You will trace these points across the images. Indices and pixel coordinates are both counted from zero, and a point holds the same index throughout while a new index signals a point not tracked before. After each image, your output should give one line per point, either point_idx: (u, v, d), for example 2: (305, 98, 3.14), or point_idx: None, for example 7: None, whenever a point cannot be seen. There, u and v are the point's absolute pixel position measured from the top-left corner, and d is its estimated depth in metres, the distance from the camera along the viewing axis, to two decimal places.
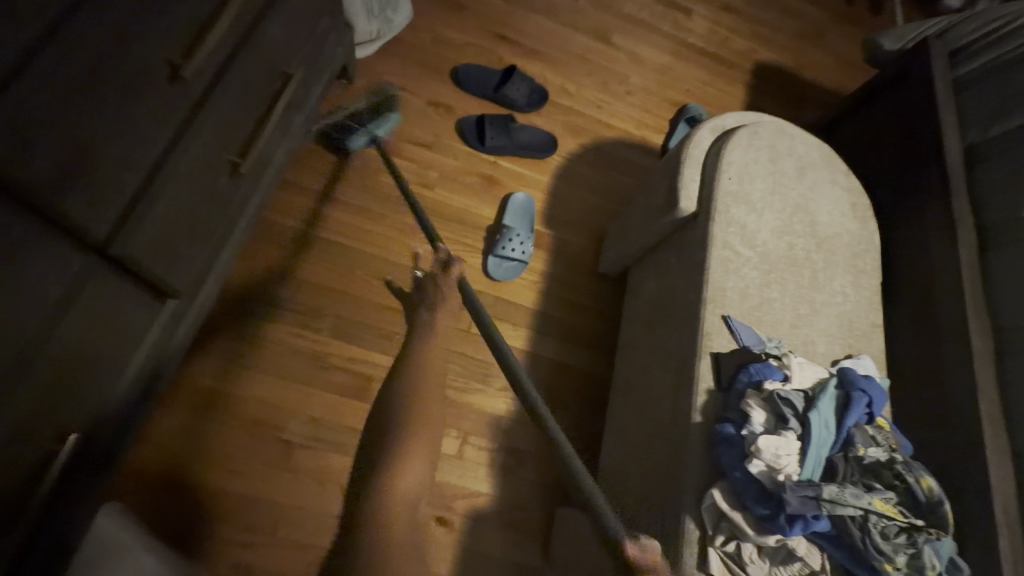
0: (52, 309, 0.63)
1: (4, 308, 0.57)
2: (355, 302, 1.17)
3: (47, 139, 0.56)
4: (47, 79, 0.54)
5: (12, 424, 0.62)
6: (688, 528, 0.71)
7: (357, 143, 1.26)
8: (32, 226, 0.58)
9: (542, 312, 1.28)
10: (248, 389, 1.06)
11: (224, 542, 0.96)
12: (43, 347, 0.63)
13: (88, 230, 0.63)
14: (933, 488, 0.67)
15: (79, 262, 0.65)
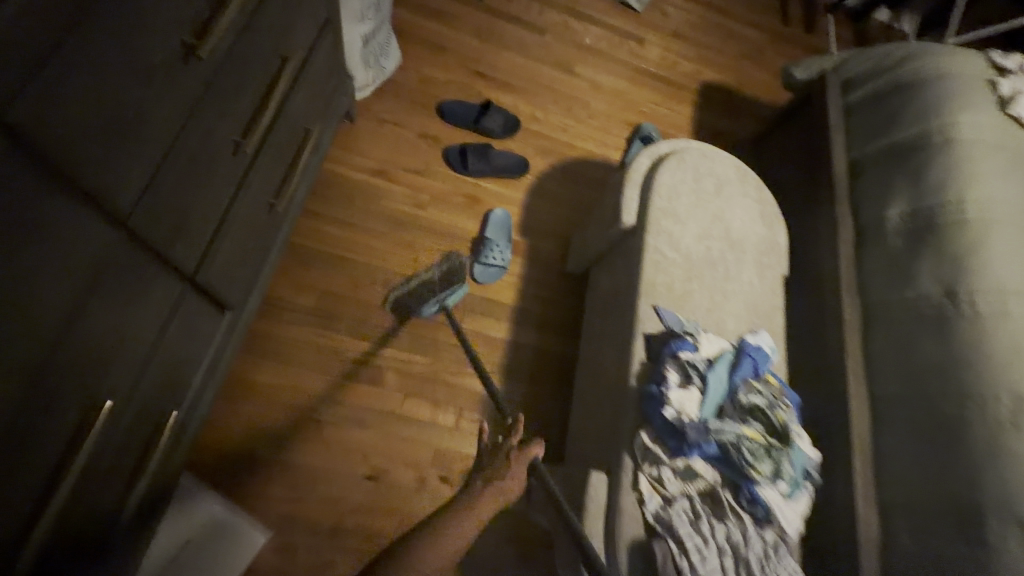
0: (163, 323, 0.87)
1: (142, 326, 0.81)
2: (365, 306, 1.43)
3: (178, 210, 0.80)
4: (178, 170, 0.77)
5: (140, 407, 0.88)
6: (625, 460, 0.99)
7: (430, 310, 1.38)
8: (162, 270, 0.82)
9: (520, 307, 1.55)
10: (284, 380, 1.31)
11: (273, 499, 1.22)
12: (158, 351, 0.88)
13: (187, 266, 0.88)
14: (787, 419, 0.95)
15: (180, 289, 0.90)
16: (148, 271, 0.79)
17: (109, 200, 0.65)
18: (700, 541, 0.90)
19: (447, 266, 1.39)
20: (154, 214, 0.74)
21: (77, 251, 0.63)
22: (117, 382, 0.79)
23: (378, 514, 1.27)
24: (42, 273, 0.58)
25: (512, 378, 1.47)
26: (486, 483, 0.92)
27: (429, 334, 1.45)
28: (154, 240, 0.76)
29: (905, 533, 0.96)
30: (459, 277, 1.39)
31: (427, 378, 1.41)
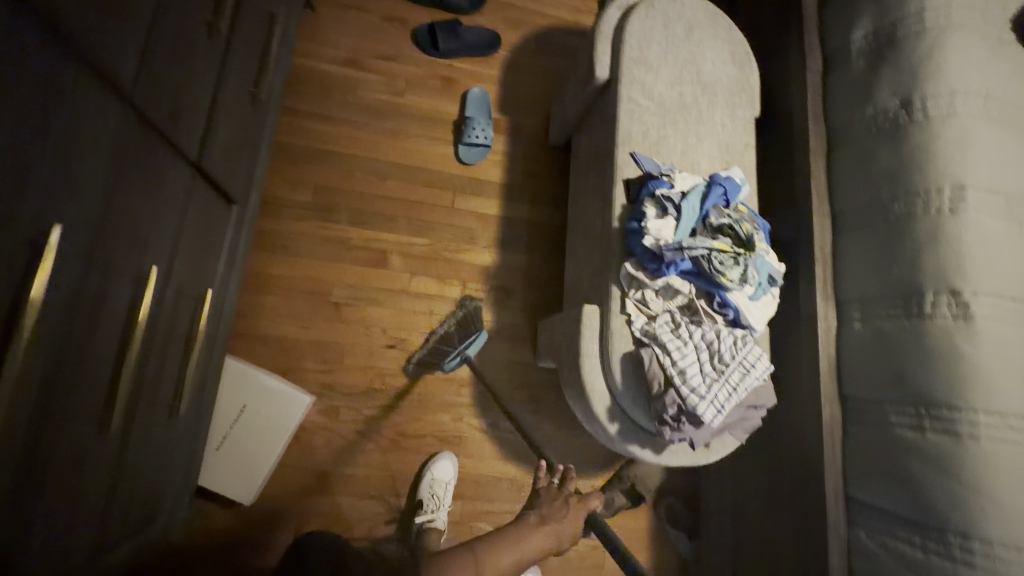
0: (182, 207, 0.96)
1: (165, 206, 0.90)
2: (360, 197, 1.50)
3: (172, 94, 0.86)
4: (164, 51, 0.82)
5: (182, 284, 0.99)
6: (612, 290, 1.12)
7: (453, 363, 1.40)
8: (171, 154, 0.89)
9: (507, 183, 1.62)
10: (298, 271, 1.42)
11: (309, 372, 1.38)
12: (184, 233, 0.98)
13: (190, 152, 0.95)
14: (750, 230, 1.07)
15: (190, 175, 0.97)
16: (163, 154, 0.86)
17: (118, 75, 0.71)
18: (680, 342, 1.05)
19: (461, 313, 1.45)
20: (152, 94, 0.80)
21: (107, 125, 0.71)
22: (158, 258, 0.89)
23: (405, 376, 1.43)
24: (86, 140, 0.67)
25: (509, 250, 1.58)
26: (543, 519, 1.09)
27: (425, 217, 1.54)
28: (159, 122, 0.83)
29: (858, 320, 1.12)
30: (475, 323, 1.44)
31: (428, 257, 1.51)
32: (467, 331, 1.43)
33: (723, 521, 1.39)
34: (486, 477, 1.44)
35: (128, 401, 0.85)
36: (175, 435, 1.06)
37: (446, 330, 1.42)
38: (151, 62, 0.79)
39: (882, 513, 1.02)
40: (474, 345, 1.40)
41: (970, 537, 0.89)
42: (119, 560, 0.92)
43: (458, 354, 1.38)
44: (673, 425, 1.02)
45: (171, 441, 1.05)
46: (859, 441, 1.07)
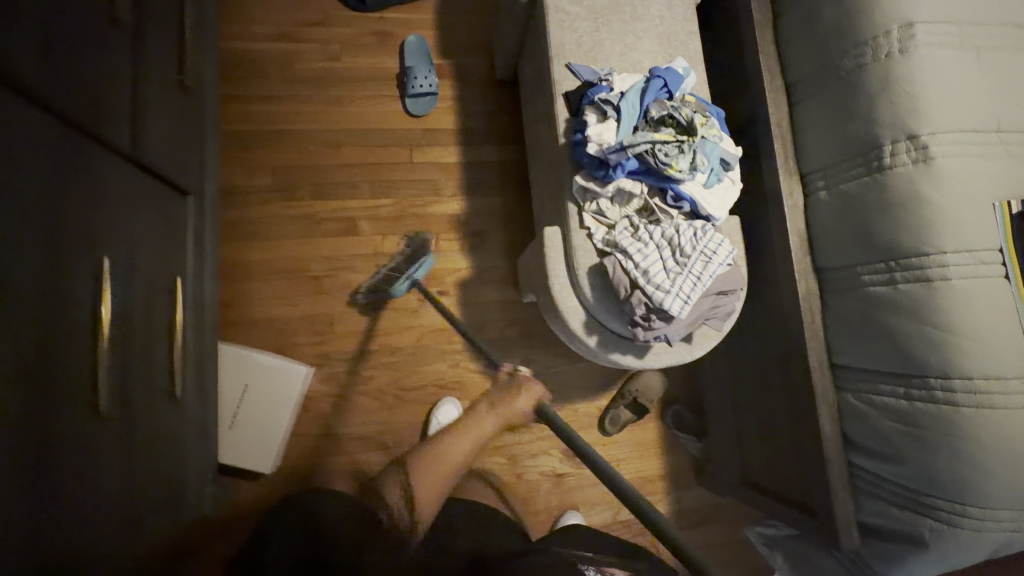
0: (134, 202, 0.99)
1: (115, 203, 0.93)
2: (318, 169, 1.51)
3: (86, 91, 0.87)
4: (64, 50, 0.82)
5: (155, 277, 1.04)
6: (569, 207, 1.12)
7: (401, 288, 1.44)
8: (105, 152, 0.92)
9: (462, 128, 1.60)
10: (274, 253, 1.46)
11: (304, 346, 1.44)
12: (143, 229, 1.01)
13: (125, 148, 0.97)
14: (692, 115, 1.03)
15: (133, 170, 1.00)
16: (95, 153, 0.88)
17: (15, 75, 0.72)
18: (641, 244, 1.05)
19: (409, 248, 1.49)
20: (61, 93, 0.81)
21: (20, 126, 0.72)
22: (121, 255, 0.93)
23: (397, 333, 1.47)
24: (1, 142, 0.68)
25: (475, 194, 1.58)
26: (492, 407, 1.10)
27: (386, 177, 1.54)
28: (78, 122, 0.84)
29: (823, 189, 1.08)
30: (423, 253, 1.48)
31: (396, 216, 1.53)
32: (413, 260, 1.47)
33: (726, 416, 1.42)
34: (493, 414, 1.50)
35: (121, 390, 0.90)
36: (184, 418, 1.12)
37: (393, 262, 1.47)
38: (52, 62, 0.79)
39: (866, 372, 1.02)
40: (421, 269, 1.45)
41: (950, 377, 0.89)
42: (160, 528, 1.00)
43: (406, 278, 1.44)
44: (645, 325, 1.02)
45: (184, 423, 1.11)
46: (837, 308, 1.06)
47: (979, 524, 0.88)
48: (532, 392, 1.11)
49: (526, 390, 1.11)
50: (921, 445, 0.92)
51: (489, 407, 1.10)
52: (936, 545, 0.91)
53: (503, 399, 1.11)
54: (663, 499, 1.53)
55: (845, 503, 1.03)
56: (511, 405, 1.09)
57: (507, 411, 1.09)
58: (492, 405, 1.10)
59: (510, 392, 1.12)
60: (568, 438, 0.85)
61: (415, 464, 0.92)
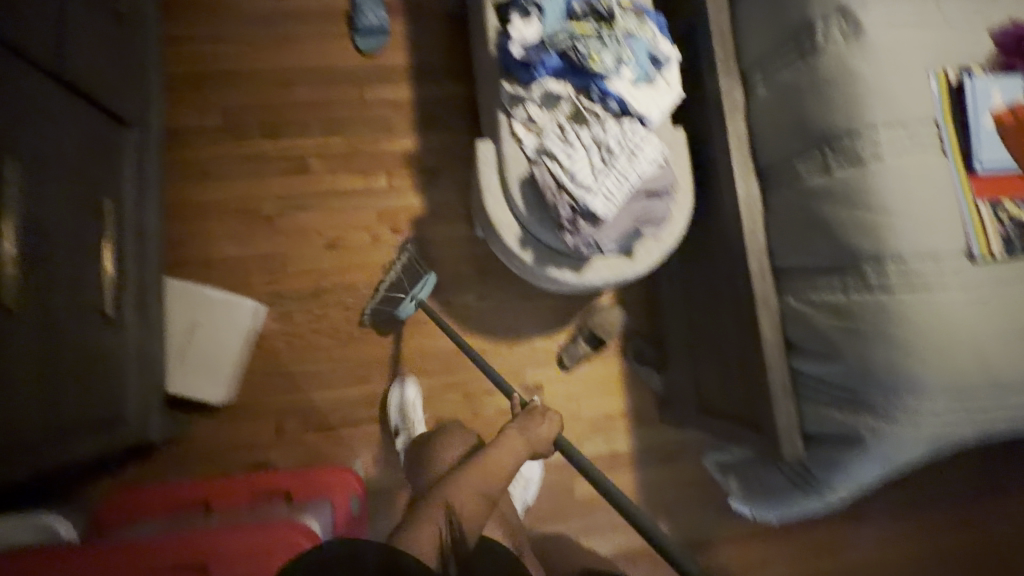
0: (61, 119, 0.99)
1: (36, 114, 0.93)
2: (267, 109, 1.50)
3: None
4: None
5: (88, 197, 1.04)
6: (498, 116, 1.07)
7: (408, 310, 1.38)
8: (22, 64, 0.91)
9: (414, 65, 1.57)
10: (225, 192, 1.46)
11: (255, 284, 1.43)
12: (73, 148, 1.01)
13: (48, 64, 0.97)
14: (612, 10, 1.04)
15: (60, 90, 1.00)
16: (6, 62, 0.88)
17: None
18: (569, 147, 1.01)
19: (405, 258, 1.46)
20: None
21: None
22: (46, 166, 0.93)
23: (381, 318, 1.45)
24: None
25: (428, 131, 1.55)
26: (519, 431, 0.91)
27: (337, 115, 1.52)
28: None
29: (762, 85, 1.02)
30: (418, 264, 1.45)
31: (348, 154, 1.51)
32: (413, 272, 1.44)
33: (683, 345, 1.38)
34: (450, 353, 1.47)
35: (47, 297, 0.89)
36: (118, 344, 1.09)
37: (393, 276, 1.43)
38: None
39: (806, 271, 0.96)
40: (425, 288, 1.37)
41: (884, 262, 0.84)
42: (81, 449, 0.98)
43: (411, 299, 1.37)
44: (573, 230, 1.00)
45: (118, 350, 1.09)
46: (778, 208, 1.00)
47: (915, 415, 0.83)
48: (552, 419, 0.94)
49: (545, 417, 0.93)
50: (857, 338, 0.86)
51: (515, 429, 0.91)
52: (874, 442, 0.86)
53: (530, 422, 0.92)
54: (625, 436, 1.50)
55: (787, 411, 0.98)
56: (537, 430, 0.91)
57: (533, 439, 0.90)
58: (520, 427, 0.91)
59: (536, 416, 0.94)
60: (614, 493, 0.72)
61: (456, 491, 0.82)
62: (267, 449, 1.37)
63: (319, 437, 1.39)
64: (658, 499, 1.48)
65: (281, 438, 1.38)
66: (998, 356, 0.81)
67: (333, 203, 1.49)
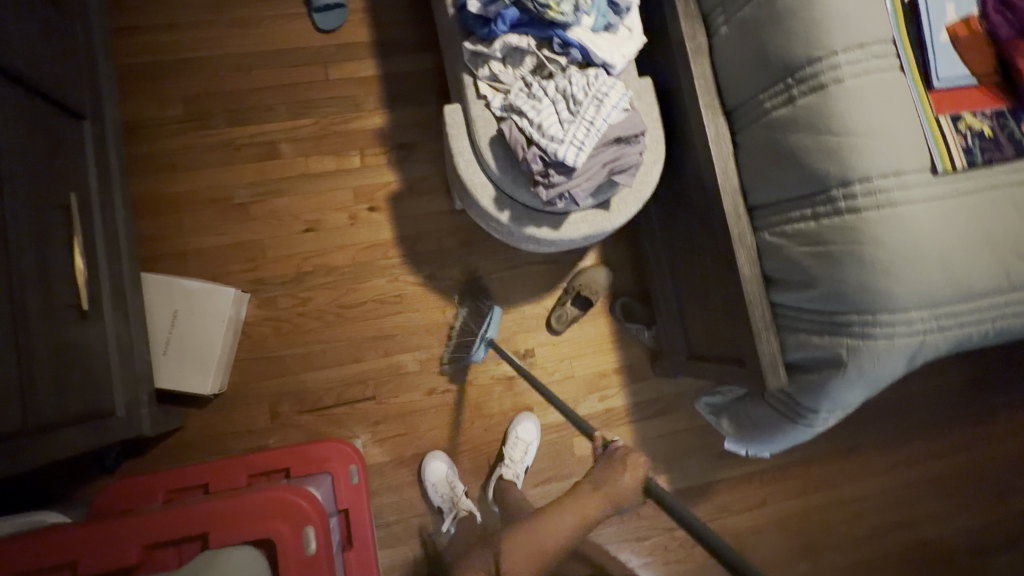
0: (20, 118, 0.97)
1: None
2: (231, 95, 1.48)
3: None
4: None
5: (54, 195, 1.02)
6: (464, 78, 1.07)
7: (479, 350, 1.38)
8: None
9: (376, 39, 1.54)
10: (195, 183, 1.44)
11: (235, 273, 1.42)
12: (35, 146, 1.00)
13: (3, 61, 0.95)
14: None
15: (16, 88, 0.98)
16: None
17: None
18: (535, 101, 1.01)
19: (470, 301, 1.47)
20: None
21: None
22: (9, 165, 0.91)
23: (458, 367, 1.46)
24: None
25: (396, 106, 1.53)
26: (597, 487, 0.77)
27: (303, 96, 1.50)
28: None
29: (723, 23, 1.02)
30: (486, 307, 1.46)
31: (317, 135, 1.49)
32: (479, 316, 1.45)
33: (669, 296, 1.40)
34: (439, 325, 1.47)
35: (23, 297, 0.89)
36: (98, 339, 1.08)
37: (461, 324, 1.45)
38: None
39: (778, 205, 0.98)
40: (492, 326, 1.38)
41: (851, 183, 0.86)
42: (71, 442, 0.97)
43: (480, 340, 1.37)
44: (546, 183, 0.99)
45: (98, 345, 1.08)
46: (748, 145, 1.01)
47: (889, 331, 0.85)
48: (635, 464, 0.77)
49: (626, 463, 0.77)
50: (829, 262, 0.88)
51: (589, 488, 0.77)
52: (852, 361, 0.88)
53: (610, 472, 0.77)
54: (619, 392, 1.51)
55: (769, 342, 1.00)
56: (616, 480, 0.76)
57: (614, 493, 0.76)
58: (594, 481, 0.78)
59: (615, 461, 0.78)
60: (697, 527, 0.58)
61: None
62: (265, 435, 1.37)
63: (316, 419, 1.39)
64: (656, 450, 1.51)
65: (277, 423, 1.38)
66: (964, 267, 0.83)
67: (307, 186, 1.47)
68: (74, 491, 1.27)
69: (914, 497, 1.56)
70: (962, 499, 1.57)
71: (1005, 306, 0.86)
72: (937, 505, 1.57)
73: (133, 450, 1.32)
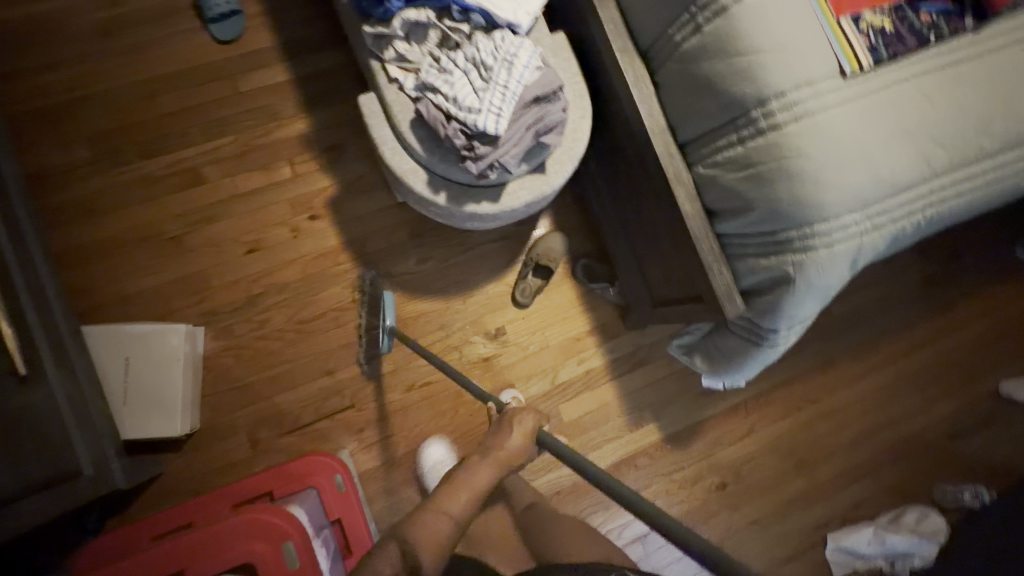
0: None
1: None
2: (139, 127, 1.40)
3: None
4: None
5: None
6: (371, 64, 1.04)
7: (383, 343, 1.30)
8: None
9: (280, 41, 1.48)
10: (121, 225, 1.37)
11: (183, 309, 1.37)
12: None
13: None
14: None
15: None
16: None
17: None
18: (447, 74, 0.98)
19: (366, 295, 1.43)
20: None
21: None
22: None
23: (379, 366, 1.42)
24: None
25: (316, 107, 1.47)
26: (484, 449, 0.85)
27: (216, 113, 1.43)
28: None
29: None
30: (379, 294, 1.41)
31: (239, 152, 1.43)
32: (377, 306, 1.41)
33: (625, 249, 1.40)
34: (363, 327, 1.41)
35: None
36: (43, 401, 1.01)
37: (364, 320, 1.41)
38: None
39: (705, 136, 0.97)
40: (389, 314, 1.30)
41: (768, 100, 0.87)
42: (35, 512, 0.96)
43: (382, 331, 1.30)
44: (473, 156, 0.97)
45: (45, 407, 1.01)
46: (667, 81, 1.00)
47: (828, 239, 0.87)
48: (522, 426, 0.87)
49: (514, 426, 0.86)
50: (761, 182, 0.89)
51: (480, 458, 0.85)
52: (800, 276, 0.89)
53: (495, 436, 0.86)
54: (595, 352, 1.52)
55: (721, 274, 0.99)
56: (506, 443, 0.85)
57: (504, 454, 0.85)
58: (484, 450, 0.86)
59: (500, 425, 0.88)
60: (599, 476, 0.66)
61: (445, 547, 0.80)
62: (248, 465, 1.34)
63: (298, 439, 1.37)
64: (641, 402, 1.53)
65: (259, 451, 1.35)
66: (886, 163, 0.85)
67: (240, 207, 1.42)
68: (61, 561, 1.23)
69: (890, 397, 1.62)
70: (936, 391, 1.64)
71: (933, 194, 0.88)
72: (914, 399, 1.63)
73: (115, 508, 1.28)
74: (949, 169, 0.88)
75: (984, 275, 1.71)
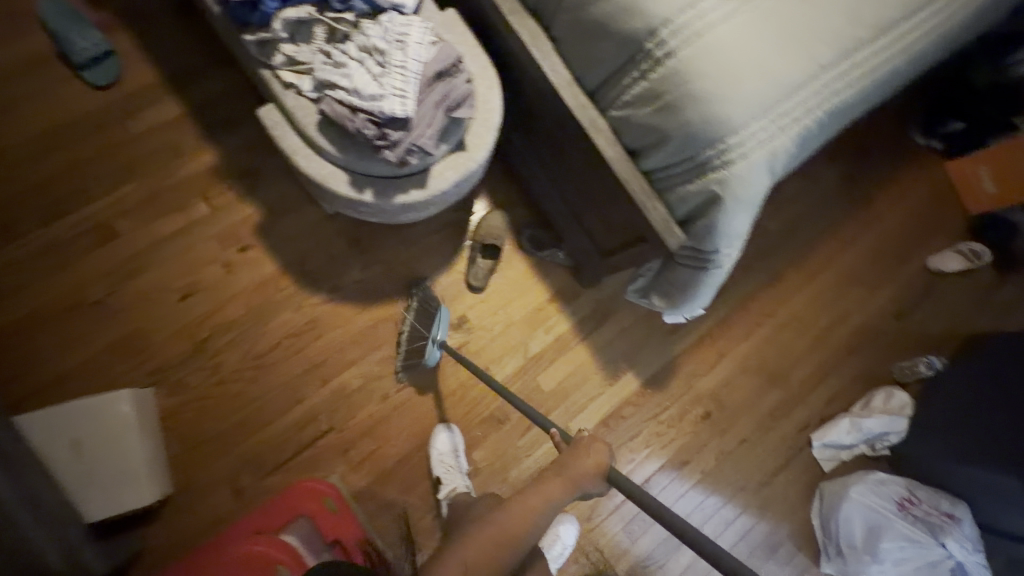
0: None
1: None
2: (31, 193, 1.30)
3: None
4: None
5: None
6: (262, 73, 1.00)
7: (434, 354, 1.32)
8: None
9: (162, 74, 1.39)
10: (33, 302, 1.27)
11: (126, 374, 1.28)
12: None
13: None
14: None
15: None
16: None
17: None
18: (342, 67, 0.95)
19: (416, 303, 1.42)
20: None
21: None
22: None
23: (414, 373, 1.41)
24: None
25: (218, 134, 1.40)
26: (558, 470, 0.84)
27: (113, 162, 1.34)
28: None
29: None
30: (433, 303, 1.40)
31: (147, 197, 1.35)
32: (427, 314, 1.40)
33: (564, 211, 1.41)
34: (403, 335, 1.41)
35: None
36: None
37: (410, 326, 1.40)
38: None
39: (609, 79, 0.99)
40: (440, 327, 1.32)
41: (658, 31, 0.89)
42: None
43: (432, 343, 1.31)
44: (388, 144, 0.94)
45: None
46: (561, 34, 1.02)
47: (742, 152, 0.91)
48: (595, 450, 0.85)
49: (589, 450, 0.85)
50: (671, 111, 0.92)
51: (553, 472, 0.84)
52: (726, 192, 0.93)
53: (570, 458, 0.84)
54: (560, 318, 1.54)
55: (657, 209, 1.01)
56: (580, 464, 0.83)
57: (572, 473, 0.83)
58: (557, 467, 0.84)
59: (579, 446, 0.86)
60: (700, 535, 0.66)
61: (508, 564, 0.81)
62: (237, 516, 1.28)
63: (283, 476, 1.32)
64: (615, 355, 1.56)
65: (245, 499, 1.29)
66: (777, 69, 0.90)
67: (162, 253, 1.34)
68: None
69: (838, 294, 1.72)
70: (876, 280, 1.75)
71: (826, 90, 0.93)
72: (858, 292, 1.74)
73: None
74: (834, 62, 0.93)
75: (893, 165, 1.83)
